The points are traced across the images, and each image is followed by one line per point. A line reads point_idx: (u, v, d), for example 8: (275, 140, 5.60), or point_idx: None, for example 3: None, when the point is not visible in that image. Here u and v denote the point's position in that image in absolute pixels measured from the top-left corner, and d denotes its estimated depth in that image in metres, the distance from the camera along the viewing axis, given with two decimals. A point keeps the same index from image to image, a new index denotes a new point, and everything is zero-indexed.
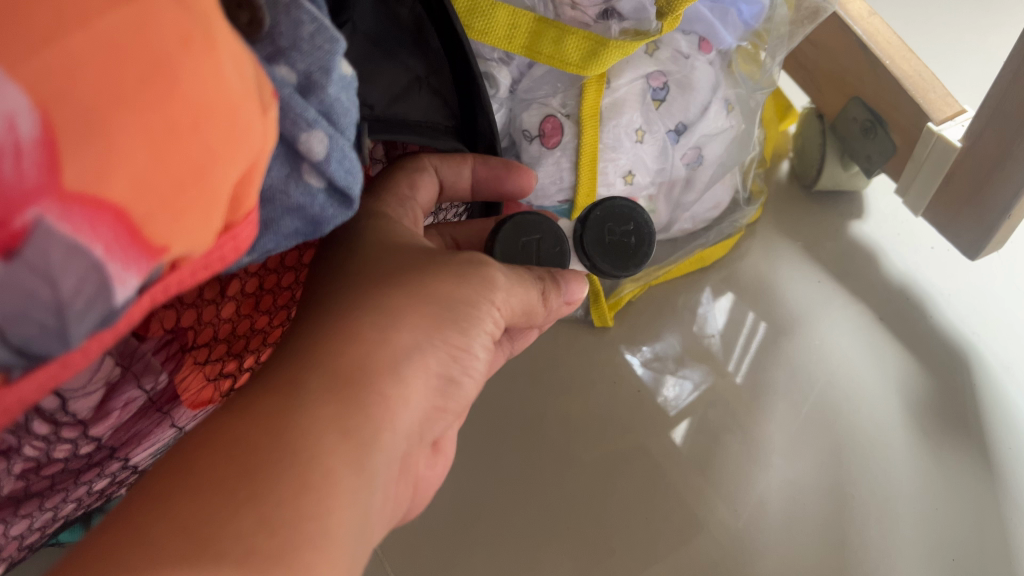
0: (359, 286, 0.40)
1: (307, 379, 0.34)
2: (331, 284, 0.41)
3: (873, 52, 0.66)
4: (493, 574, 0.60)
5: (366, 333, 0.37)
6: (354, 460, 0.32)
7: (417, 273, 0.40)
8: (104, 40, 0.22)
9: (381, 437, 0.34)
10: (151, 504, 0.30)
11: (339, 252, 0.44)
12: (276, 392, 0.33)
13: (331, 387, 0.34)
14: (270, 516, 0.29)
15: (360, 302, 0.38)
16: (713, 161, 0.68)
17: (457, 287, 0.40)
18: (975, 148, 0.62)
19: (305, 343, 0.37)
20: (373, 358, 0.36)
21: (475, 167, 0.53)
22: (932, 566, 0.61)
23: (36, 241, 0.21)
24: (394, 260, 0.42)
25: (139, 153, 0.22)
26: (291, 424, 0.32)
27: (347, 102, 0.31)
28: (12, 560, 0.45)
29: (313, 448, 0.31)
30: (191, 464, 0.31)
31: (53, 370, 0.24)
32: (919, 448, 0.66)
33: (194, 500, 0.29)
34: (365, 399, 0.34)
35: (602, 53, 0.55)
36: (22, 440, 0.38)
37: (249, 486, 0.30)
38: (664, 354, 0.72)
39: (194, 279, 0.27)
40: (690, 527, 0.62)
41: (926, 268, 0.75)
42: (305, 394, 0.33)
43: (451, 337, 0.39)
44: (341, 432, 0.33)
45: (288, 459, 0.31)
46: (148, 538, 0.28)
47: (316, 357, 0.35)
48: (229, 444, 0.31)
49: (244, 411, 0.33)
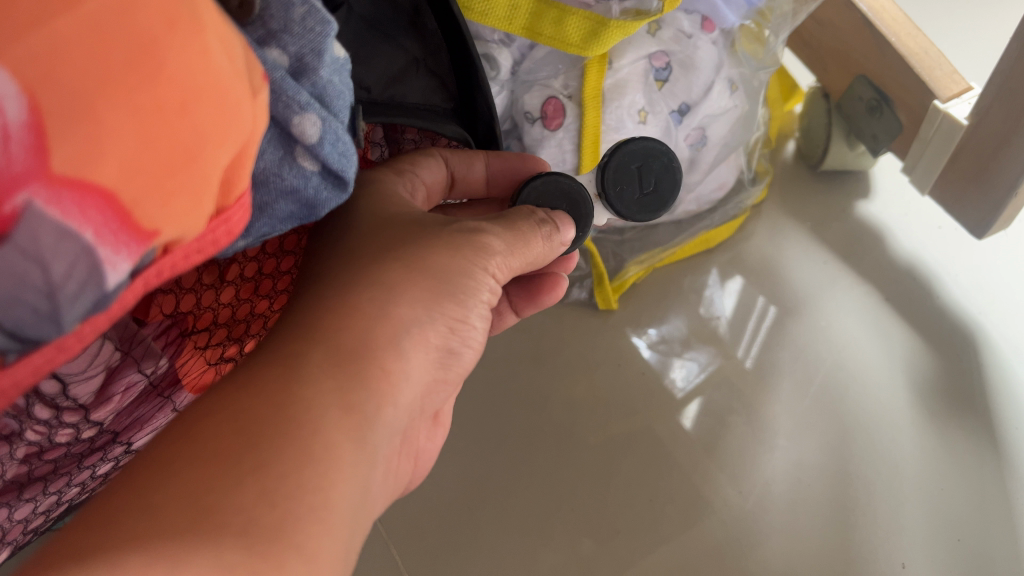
0: (356, 261, 0.40)
1: (307, 353, 0.34)
2: (332, 257, 0.41)
3: (878, 28, 0.65)
4: (498, 555, 0.61)
5: (364, 309, 0.37)
6: (355, 434, 0.33)
7: (415, 245, 0.40)
8: (87, 25, 0.22)
9: (384, 410, 0.35)
10: (152, 472, 0.30)
11: (339, 225, 0.43)
12: (274, 367, 0.33)
13: (331, 360, 0.34)
14: (271, 488, 0.29)
15: (356, 278, 0.38)
16: (717, 142, 0.68)
17: (455, 257, 0.40)
18: (982, 125, 0.61)
19: (303, 317, 0.37)
20: (372, 334, 0.36)
21: (488, 161, 0.52)
22: (936, 545, 0.61)
23: (26, 224, 0.21)
24: (393, 232, 0.41)
25: (126, 136, 0.22)
26: (293, 397, 0.32)
27: (340, 84, 0.31)
28: (18, 544, 0.45)
29: (315, 420, 0.32)
30: (194, 434, 0.31)
31: (50, 354, 0.24)
32: (922, 425, 0.66)
33: (199, 470, 0.29)
34: (363, 376, 0.34)
35: (603, 33, 0.55)
36: (24, 424, 0.39)
37: (251, 458, 0.30)
38: (670, 337, 0.72)
39: (188, 263, 0.27)
40: (696, 509, 0.62)
41: (933, 247, 0.74)
42: (304, 368, 0.33)
43: (448, 310, 0.39)
44: (342, 405, 0.33)
45: (288, 430, 0.31)
46: (157, 501, 0.28)
47: (315, 332, 0.35)
48: (230, 415, 0.31)
49: (246, 386, 0.33)
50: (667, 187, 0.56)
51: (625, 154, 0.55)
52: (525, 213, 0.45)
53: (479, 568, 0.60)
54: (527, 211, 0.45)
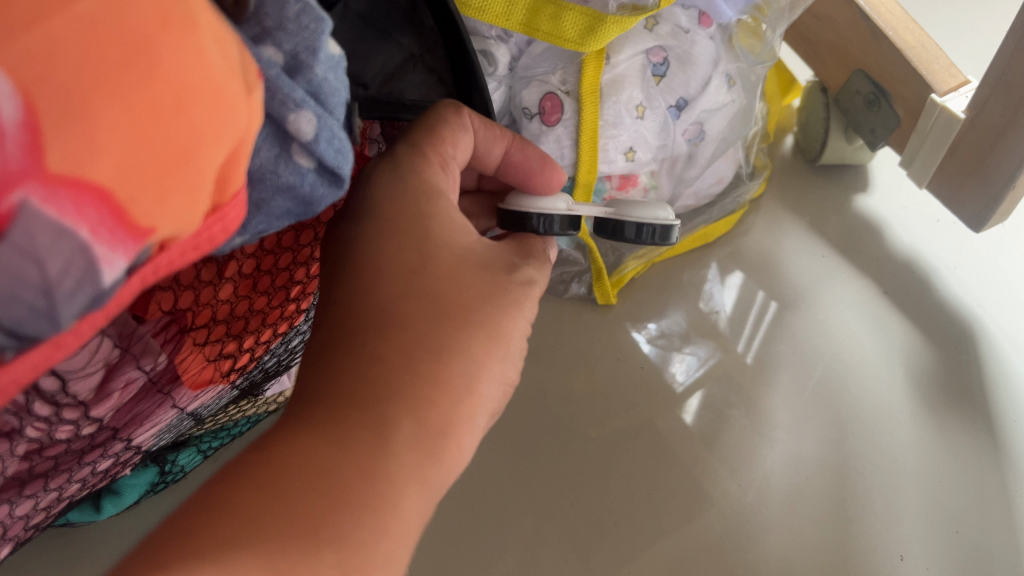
0: (442, 303, 0.39)
1: (395, 420, 0.35)
2: (392, 271, 0.39)
3: (874, 23, 0.65)
4: (497, 549, 0.61)
5: (452, 383, 0.37)
6: (422, 509, 0.35)
7: (496, 309, 0.41)
8: (82, 24, 0.22)
9: (446, 480, 0.36)
10: (226, 517, 0.30)
11: (405, 230, 0.41)
12: (360, 427, 0.34)
13: (418, 437, 0.35)
14: (348, 560, 0.31)
15: (445, 336, 0.38)
16: (715, 136, 0.67)
17: (518, 325, 0.42)
18: (978, 118, 0.61)
19: (380, 359, 0.36)
20: (455, 411, 0.37)
21: (510, 148, 0.49)
22: (934, 538, 0.61)
23: (21, 223, 0.21)
24: (473, 276, 0.41)
25: (119, 134, 0.22)
26: (381, 473, 0.33)
27: (335, 82, 0.31)
28: (19, 540, 0.45)
29: (395, 495, 0.33)
30: (279, 486, 0.31)
31: (46, 351, 0.24)
32: (921, 418, 0.66)
33: (279, 527, 0.30)
34: (441, 453, 0.36)
35: (599, 28, 0.55)
36: (24, 421, 0.40)
37: (334, 525, 0.31)
38: (670, 331, 0.72)
39: (184, 260, 0.28)
40: (695, 502, 0.63)
41: (931, 240, 0.75)
42: (394, 440, 0.34)
43: (506, 376, 0.41)
44: (419, 482, 0.35)
45: (375, 506, 0.32)
46: (237, 553, 0.29)
47: (405, 394, 0.36)
48: (320, 474, 0.32)
49: (339, 446, 0.33)
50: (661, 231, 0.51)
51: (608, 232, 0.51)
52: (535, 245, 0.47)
53: (480, 562, 0.60)
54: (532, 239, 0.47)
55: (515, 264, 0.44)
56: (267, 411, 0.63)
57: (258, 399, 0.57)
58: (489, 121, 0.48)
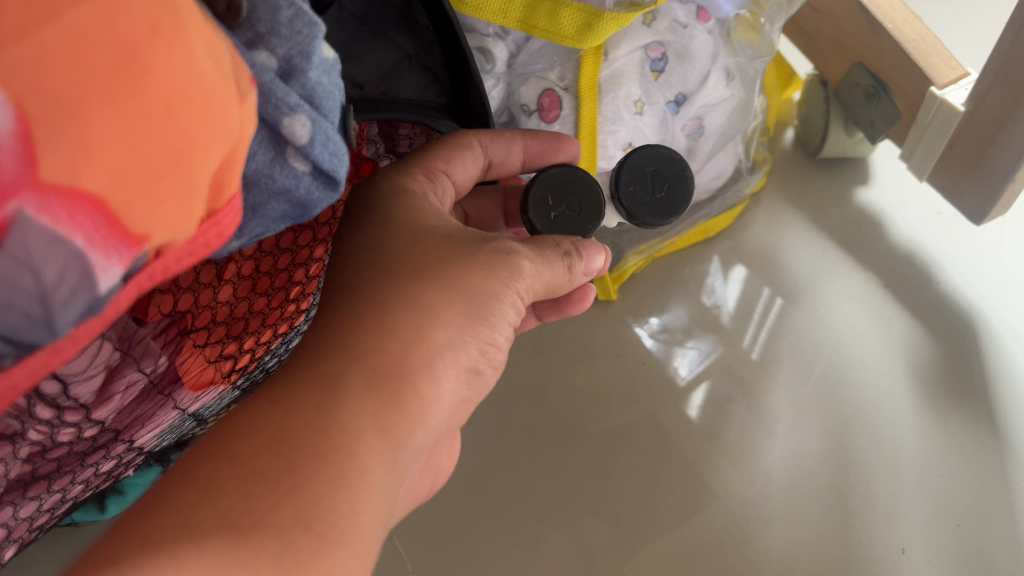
0: (390, 267, 0.39)
1: (346, 372, 0.34)
2: (355, 254, 0.41)
3: (873, 15, 0.64)
4: (500, 546, 0.61)
5: (401, 330, 0.37)
6: (387, 459, 0.33)
7: (448, 262, 0.40)
8: (73, 32, 0.22)
9: (415, 431, 0.35)
10: (193, 491, 0.30)
11: (370, 222, 0.43)
12: (313, 384, 0.34)
13: (369, 381, 0.34)
14: (307, 511, 0.30)
15: (393, 293, 0.38)
16: (713, 131, 0.68)
17: (489, 281, 0.40)
18: (977, 111, 0.61)
19: (338, 325, 0.37)
20: (409, 356, 0.36)
21: (526, 143, 0.52)
22: (934, 530, 0.61)
23: (16, 232, 0.21)
24: (423, 241, 0.41)
25: (113, 142, 0.23)
26: (330, 419, 0.32)
27: (329, 85, 0.32)
28: (23, 541, 0.46)
29: (350, 443, 0.32)
30: (232, 454, 0.31)
31: (44, 358, 0.24)
32: (921, 410, 0.66)
33: (238, 489, 0.30)
34: (400, 399, 0.35)
35: (597, 25, 0.55)
36: (25, 424, 0.40)
37: (288, 479, 0.30)
38: (672, 326, 0.72)
39: (180, 266, 0.28)
40: (698, 498, 0.63)
41: (933, 232, 0.74)
42: (344, 389, 0.34)
43: (480, 333, 0.40)
44: (378, 429, 0.33)
45: (328, 456, 0.31)
46: (192, 522, 0.29)
47: (352, 348, 0.35)
48: (268, 433, 0.32)
49: (291, 405, 0.33)
50: (678, 196, 0.54)
51: (641, 156, 0.54)
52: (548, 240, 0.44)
53: (484, 559, 0.61)
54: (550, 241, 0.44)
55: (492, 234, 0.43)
56: None
57: None
58: (502, 128, 0.51)
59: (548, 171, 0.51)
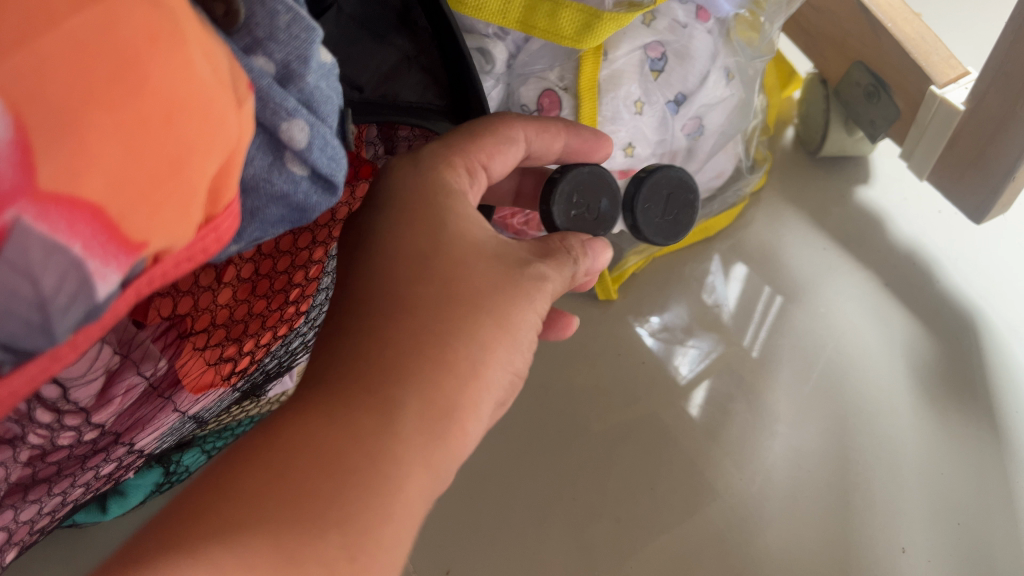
0: (449, 287, 0.37)
1: (405, 401, 0.33)
2: (405, 256, 0.38)
3: (874, 14, 0.64)
4: (500, 545, 0.61)
5: (457, 366, 0.35)
6: (425, 491, 0.33)
7: (505, 294, 0.38)
8: (71, 40, 0.22)
9: (452, 465, 0.35)
10: (233, 496, 0.30)
11: (420, 217, 0.39)
12: (367, 407, 0.33)
13: (422, 419, 0.34)
14: (351, 542, 0.30)
15: (450, 320, 0.36)
16: (713, 130, 0.68)
17: (532, 316, 0.39)
18: (976, 110, 0.61)
19: (392, 342, 0.35)
20: (461, 395, 0.35)
21: (567, 141, 0.48)
22: (936, 529, 0.61)
23: (15, 240, 0.22)
24: (482, 263, 0.39)
25: (111, 150, 0.23)
26: (384, 455, 0.32)
27: (326, 89, 0.32)
28: (25, 543, 0.46)
29: (398, 477, 0.32)
30: (286, 466, 0.31)
31: (45, 364, 0.24)
32: (923, 410, 0.66)
33: (287, 507, 0.30)
34: (447, 435, 0.34)
35: (596, 25, 0.55)
36: (25, 428, 0.40)
37: (337, 509, 0.30)
38: (672, 325, 0.72)
39: (178, 271, 0.28)
40: (698, 498, 0.63)
41: (933, 232, 0.74)
42: (398, 422, 0.33)
43: (518, 367, 0.39)
44: (424, 464, 0.33)
45: (374, 488, 0.31)
46: (248, 528, 0.29)
47: (407, 372, 0.34)
48: (322, 453, 0.31)
49: (348, 431, 0.32)
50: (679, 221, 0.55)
51: (664, 176, 0.54)
52: (559, 243, 0.43)
53: (484, 558, 0.61)
54: (561, 239, 0.44)
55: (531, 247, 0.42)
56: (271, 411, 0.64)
57: (262, 398, 0.57)
58: (549, 120, 0.47)
59: (578, 169, 0.50)
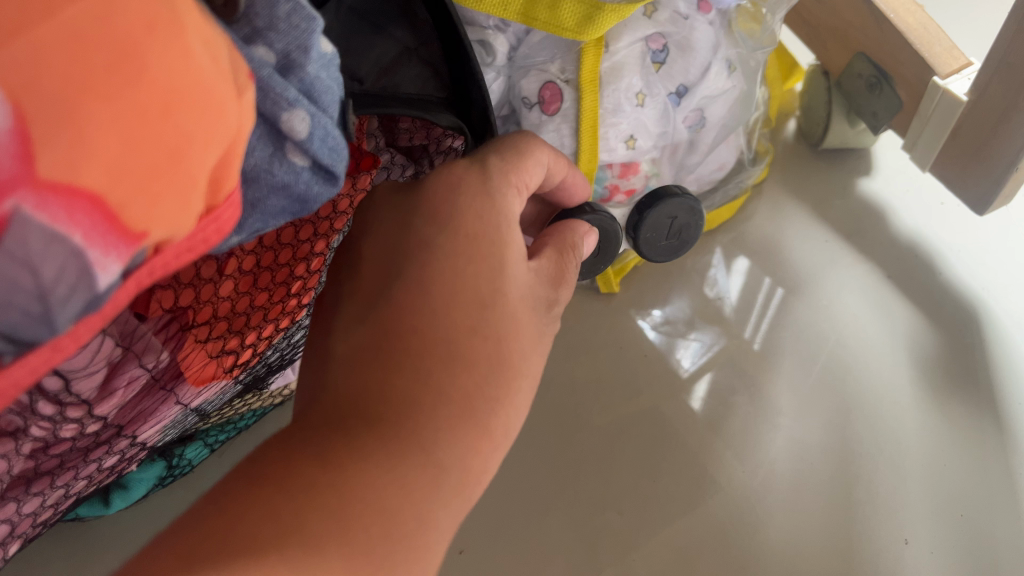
0: (501, 345, 0.38)
1: (448, 467, 0.35)
2: (465, 297, 0.37)
3: (876, 5, 0.64)
4: (502, 538, 0.61)
5: (494, 430, 0.37)
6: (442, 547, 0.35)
7: (536, 357, 0.40)
8: (66, 31, 0.22)
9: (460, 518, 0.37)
10: (284, 528, 0.30)
11: (485, 255, 0.38)
12: (414, 463, 0.34)
13: (458, 483, 0.35)
14: None
15: (494, 380, 0.37)
16: (715, 123, 0.67)
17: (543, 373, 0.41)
18: (979, 101, 0.61)
19: (440, 394, 0.35)
20: (492, 457, 0.37)
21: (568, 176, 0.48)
22: (939, 522, 0.61)
23: (14, 230, 0.22)
24: (526, 319, 0.39)
25: (110, 140, 0.23)
26: (427, 520, 0.33)
27: (327, 80, 0.32)
28: (27, 537, 0.46)
29: (431, 540, 0.33)
30: (341, 510, 0.31)
31: (46, 355, 0.24)
32: (927, 405, 0.66)
33: (341, 554, 0.30)
34: (472, 493, 0.36)
35: (597, 16, 0.55)
36: (27, 421, 0.40)
37: (384, 566, 0.31)
38: (674, 318, 0.72)
39: (179, 262, 0.28)
40: (701, 490, 0.63)
41: (936, 224, 0.74)
42: (441, 485, 0.34)
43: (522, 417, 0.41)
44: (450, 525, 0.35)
45: (413, 547, 0.32)
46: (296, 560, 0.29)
47: (453, 433, 0.35)
48: (373, 507, 0.32)
49: (399, 484, 0.33)
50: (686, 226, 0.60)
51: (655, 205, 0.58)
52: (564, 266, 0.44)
53: (485, 551, 0.61)
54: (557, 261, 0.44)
55: (553, 290, 0.43)
56: (273, 404, 0.64)
57: (263, 392, 0.57)
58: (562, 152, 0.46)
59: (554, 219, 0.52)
